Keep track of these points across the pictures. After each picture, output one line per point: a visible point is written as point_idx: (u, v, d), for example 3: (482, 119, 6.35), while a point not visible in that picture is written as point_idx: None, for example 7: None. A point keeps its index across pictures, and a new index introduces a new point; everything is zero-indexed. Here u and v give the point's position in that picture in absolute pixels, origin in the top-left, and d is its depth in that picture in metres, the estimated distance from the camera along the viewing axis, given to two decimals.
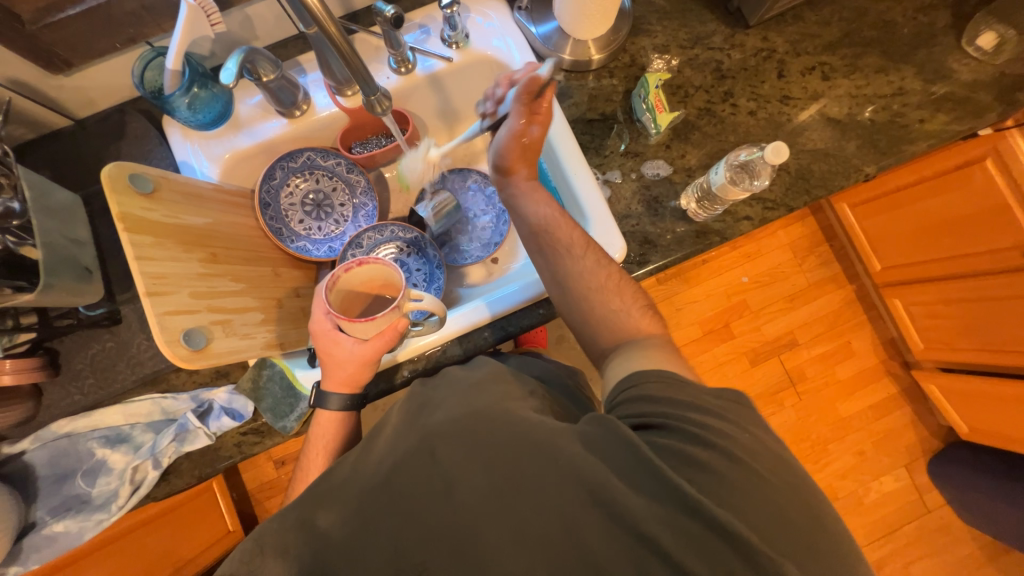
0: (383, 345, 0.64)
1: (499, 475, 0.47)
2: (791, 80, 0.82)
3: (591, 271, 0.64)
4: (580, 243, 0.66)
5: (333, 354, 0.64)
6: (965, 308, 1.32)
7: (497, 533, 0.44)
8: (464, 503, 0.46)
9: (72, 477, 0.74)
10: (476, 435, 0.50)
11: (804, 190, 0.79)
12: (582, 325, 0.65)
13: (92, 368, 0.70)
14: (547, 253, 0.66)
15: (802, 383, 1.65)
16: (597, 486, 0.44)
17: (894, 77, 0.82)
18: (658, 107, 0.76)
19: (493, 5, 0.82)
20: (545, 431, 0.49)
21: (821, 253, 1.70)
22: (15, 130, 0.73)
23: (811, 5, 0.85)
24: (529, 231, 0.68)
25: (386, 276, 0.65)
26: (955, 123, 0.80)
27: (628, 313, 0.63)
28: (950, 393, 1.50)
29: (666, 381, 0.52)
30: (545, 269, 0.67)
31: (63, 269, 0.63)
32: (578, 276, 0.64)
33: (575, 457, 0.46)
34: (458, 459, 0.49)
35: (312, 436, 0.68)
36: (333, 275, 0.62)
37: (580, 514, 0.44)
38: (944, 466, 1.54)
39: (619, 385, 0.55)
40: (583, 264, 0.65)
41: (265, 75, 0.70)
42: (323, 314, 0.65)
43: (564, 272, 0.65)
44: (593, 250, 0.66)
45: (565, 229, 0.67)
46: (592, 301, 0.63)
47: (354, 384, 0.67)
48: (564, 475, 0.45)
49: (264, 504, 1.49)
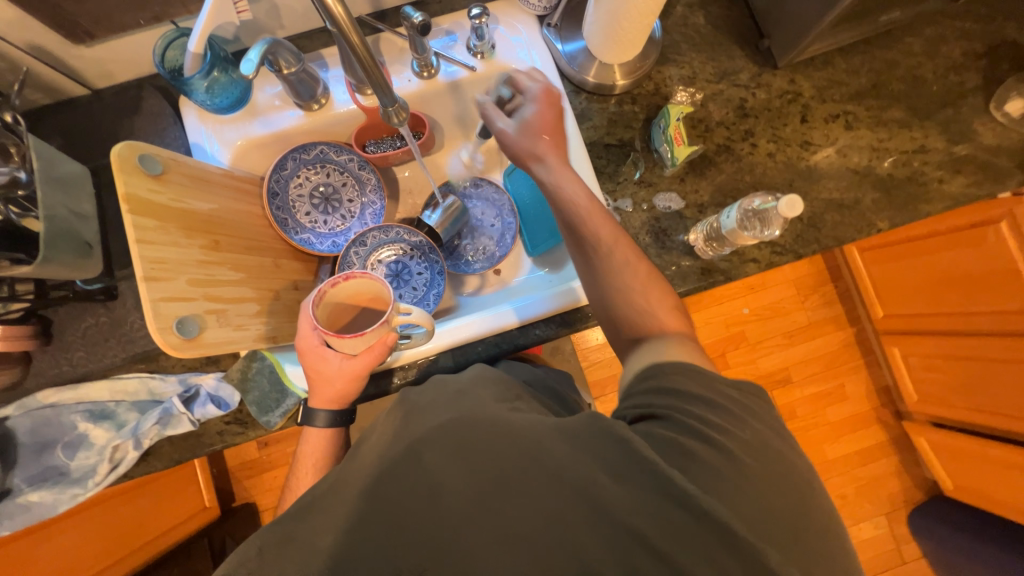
0: (371, 360, 0.63)
1: (484, 467, 0.46)
2: (814, 125, 0.82)
3: (621, 271, 0.62)
4: (608, 238, 0.63)
5: (322, 371, 0.65)
6: (965, 366, 1.30)
7: (480, 527, 0.44)
8: (448, 503, 0.45)
9: (51, 449, 0.73)
10: (463, 429, 0.49)
11: (815, 238, 0.78)
12: (608, 318, 0.63)
13: (83, 341, 0.70)
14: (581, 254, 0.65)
15: (791, 421, 1.64)
16: (586, 482, 0.44)
17: (917, 133, 0.81)
18: (677, 140, 0.74)
19: (522, 19, 0.82)
20: (535, 428, 0.48)
21: (826, 293, 1.69)
22: (32, 95, 0.73)
23: (842, 52, 0.84)
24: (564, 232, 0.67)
25: (376, 291, 0.64)
26: (973, 188, 0.80)
27: (650, 312, 0.60)
28: (940, 448, 1.48)
29: (673, 376, 0.51)
30: (583, 271, 0.66)
31: (61, 242, 0.63)
32: (612, 275, 0.62)
33: (565, 455, 0.45)
34: (444, 454, 0.47)
35: (302, 451, 0.68)
36: (319, 290, 0.61)
37: (566, 513, 0.43)
38: (925, 520, 1.53)
39: (636, 376, 0.54)
40: (615, 261, 0.62)
41: (286, 67, 0.69)
42: (310, 330, 0.64)
43: (595, 268, 0.64)
44: (623, 243, 0.63)
45: (596, 222, 0.64)
46: (619, 300, 0.61)
47: (342, 399, 0.67)
48: (552, 470, 0.44)
49: (243, 484, 1.50)
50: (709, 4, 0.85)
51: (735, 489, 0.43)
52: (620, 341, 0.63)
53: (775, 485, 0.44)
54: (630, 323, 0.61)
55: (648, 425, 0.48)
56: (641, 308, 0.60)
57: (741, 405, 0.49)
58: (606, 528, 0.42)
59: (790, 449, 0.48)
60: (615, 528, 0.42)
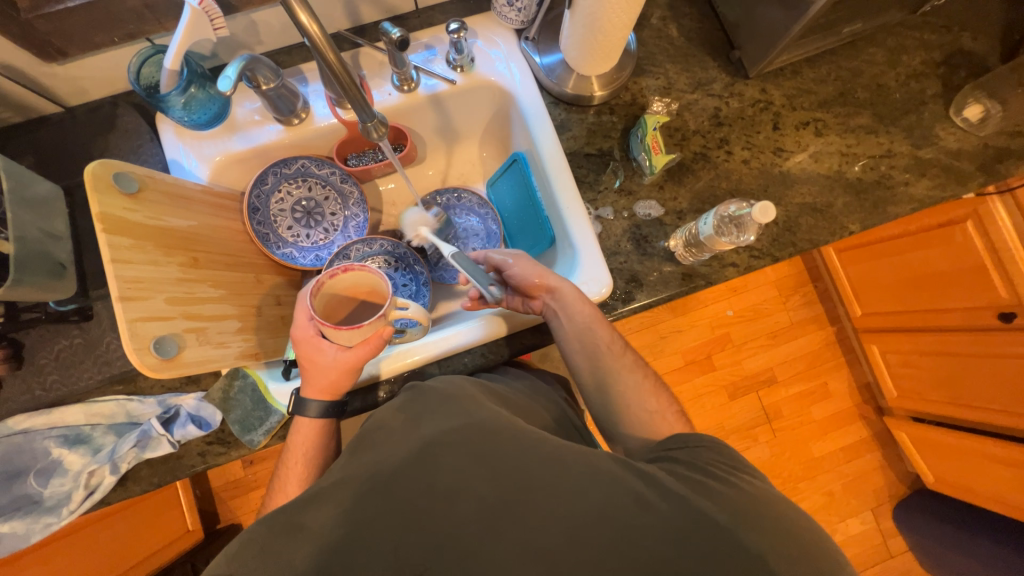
0: (366, 352, 0.63)
1: (501, 475, 0.48)
2: (786, 133, 0.84)
3: (629, 374, 0.68)
4: (619, 346, 0.69)
5: (317, 362, 0.64)
6: (939, 361, 1.35)
7: (489, 531, 0.45)
8: (457, 511, 0.46)
9: (24, 476, 0.69)
10: (482, 435, 0.51)
11: (790, 242, 0.81)
12: (619, 420, 0.67)
13: (56, 364, 0.69)
14: (593, 360, 0.68)
15: (777, 420, 1.67)
16: (598, 484, 0.47)
17: (883, 138, 0.85)
18: (654, 149, 0.77)
19: (500, 32, 0.83)
20: (553, 441, 0.51)
21: (806, 293, 1.73)
22: (1, 112, 0.72)
23: (810, 62, 0.87)
24: (575, 339, 0.68)
25: (373, 283, 0.65)
26: (938, 190, 0.83)
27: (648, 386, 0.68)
28: (920, 443, 1.52)
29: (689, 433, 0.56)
30: (589, 375, 0.69)
31: (32, 263, 0.61)
32: (618, 378, 0.68)
33: (582, 461, 0.49)
34: (461, 460, 0.49)
35: (291, 442, 0.67)
36: (318, 280, 0.61)
37: (574, 518, 0.45)
38: (909, 514, 1.56)
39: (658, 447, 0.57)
40: (624, 366, 0.68)
41: (265, 83, 0.69)
42: (306, 320, 0.64)
43: (605, 370, 0.68)
44: (630, 351, 0.70)
45: (605, 332, 0.68)
46: (629, 405, 0.66)
47: (334, 391, 0.66)
48: (569, 475, 0.48)
49: (228, 504, 1.46)
50: (681, 17, 0.88)
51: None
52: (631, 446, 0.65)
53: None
54: (642, 428, 0.65)
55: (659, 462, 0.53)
56: (652, 413, 0.65)
57: None
58: (602, 524, 0.45)
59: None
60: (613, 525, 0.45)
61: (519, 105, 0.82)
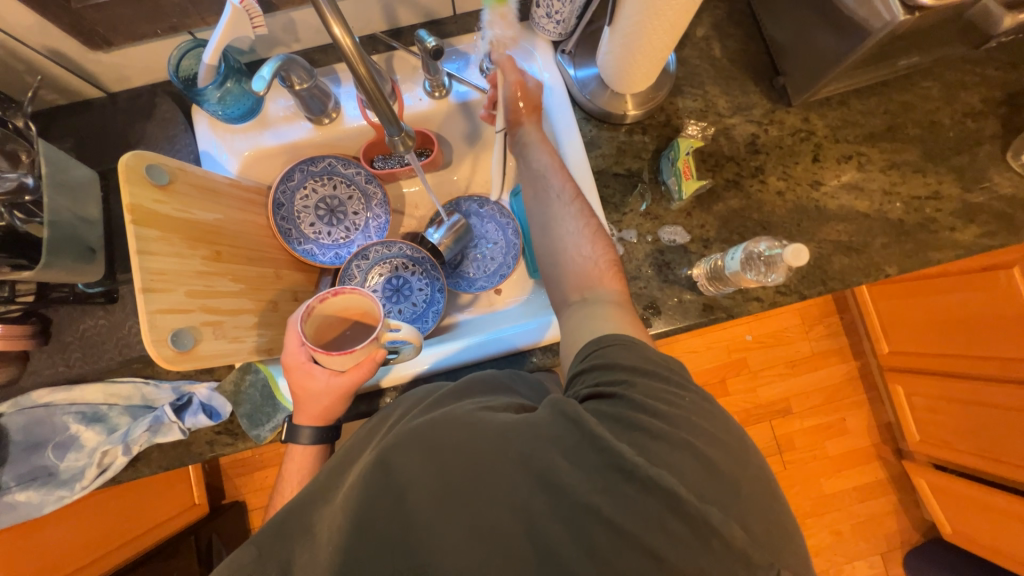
0: (358, 377, 0.64)
1: (455, 467, 0.45)
2: (826, 166, 0.81)
3: (572, 220, 0.66)
4: (569, 193, 0.69)
5: (308, 388, 0.65)
6: (972, 412, 1.28)
7: (442, 517, 0.43)
8: (417, 502, 0.45)
9: (43, 448, 0.71)
10: (438, 435, 0.48)
11: (820, 279, 0.77)
12: (552, 266, 0.66)
13: (81, 342, 0.71)
14: (539, 198, 0.69)
15: (788, 452, 1.62)
16: (539, 457, 0.44)
17: (932, 179, 0.80)
18: (685, 173, 0.74)
19: (536, 43, 0.82)
20: (500, 419, 0.48)
21: (830, 323, 1.67)
22: (47, 95, 0.74)
23: (858, 93, 0.83)
24: (529, 176, 0.71)
25: (365, 306, 0.65)
26: (986, 237, 0.78)
27: (600, 271, 0.63)
28: (941, 492, 1.45)
29: (621, 344, 0.53)
30: (537, 215, 0.69)
31: (64, 246, 0.63)
32: (562, 221, 0.66)
33: (523, 429, 0.47)
34: (411, 454, 0.47)
35: (286, 468, 0.68)
36: (308, 305, 0.62)
37: (546, 527, 0.42)
38: (921, 564, 1.49)
39: (589, 344, 0.55)
40: (571, 212, 0.67)
41: (298, 83, 0.70)
42: (297, 346, 0.65)
43: (550, 211, 0.67)
44: (581, 201, 0.68)
45: (559, 177, 0.70)
46: (563, 249, 0.65)
47: (325, 417, 0.67)
48: (512, 447, 0.45)
49: (235, 481, 1.50)
50: (726, 37, 0.85)
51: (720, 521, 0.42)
52: (562, 295, 0.64)
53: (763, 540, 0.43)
54: (573, 271, 0.64)
55: (595, 403, 0.49)
56: (582, 257, 0.64)
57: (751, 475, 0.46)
58: (566, 507, 0.42)
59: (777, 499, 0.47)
60: (580, 508, 0.42)
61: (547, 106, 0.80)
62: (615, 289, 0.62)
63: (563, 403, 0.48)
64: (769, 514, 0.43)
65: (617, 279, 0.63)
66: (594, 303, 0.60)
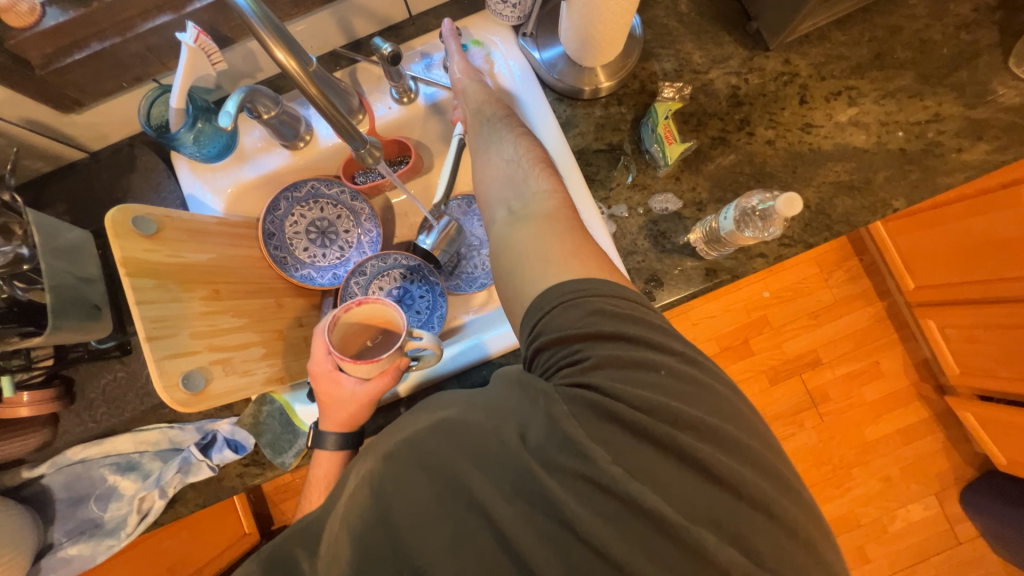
0: (384, 386, 0.66)
1: (450, 478, 0.44)
2: (815, 106, 0.77)
3: (501, 135, 0.66)
4: (504, 118, 0.68)
5: (335, 396, 0.66)
6: (1009, 336, 1.22)
7: (429, 536, 0.43)
8: (412, 518, 0.44)
9: (86, 501, 0.75)
10: (427, 445, 0.46)
11: (825, 225, 0.74)
12: (482, 181, 0.65)
13: (103, 398, 0.73)
14: (478, 129, 0.68)
15: (824, 404, 1.58)
16: (528, 475, 0.43)
17: (930, 101, 0.76)
18: (667, 139, 0.73)
19: (497, 31, 0.79)
20: (490, 422, 0.47)
21: (850, 267, 1.61)
22: (33, 164, 0.76)
23: (839, 24, 0.79)
24: (470, 111, 0.70)
25: (387, 315, 0.67)
26: (997, 153, 0.73)
27: (524, 174, 0.62)
28: (989, 423, 1.40)
29: (566, 305, 0.49)
30: (475, 143, 0.68)
31: (69, 308, 0.65)
32: (492, 143, 0.66)
33: (518, 444, 0.44)
34: (404, 468, 0.45)
35: (314, 474, 0.68)
36: (333, 315, 0.64)
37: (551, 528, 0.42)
38: (977, 498, 1.44)
39: (551, 287, 0.50)
40: (502, 132, 0.66)
41: (265, 112, 0.70)
42: (324, 355, 0.66)
43: (485, 135, 0.67)
44: (512, 120, 0.68)
45: (494, 106, 0.70)
46: (492, 160, 0.65)
47: (353, 423, 0.68)
48: (503, 466, 0.44)
49: (280, 506, 1.49)
50: None
51: (737, 483, 0.42)
52: (489, 211, 0.62)
53: (782, 501, 0.42)
54: (501, 181, 0.63)
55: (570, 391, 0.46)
56: (509, 161, 0.64)
57: (763, 440, 0.45)
58: (553, 530, 0.42)
59: (784, 459, 0.47)
60: (562, 524, 0.42)
61: (512, 73, 0.78)
62: (547, 198, 0.60)
63: (555, 396, 0.46)
64: (777, 477, 0.43)
65: (548, 175, 0.62)
66: (523, 216, 0.58)
